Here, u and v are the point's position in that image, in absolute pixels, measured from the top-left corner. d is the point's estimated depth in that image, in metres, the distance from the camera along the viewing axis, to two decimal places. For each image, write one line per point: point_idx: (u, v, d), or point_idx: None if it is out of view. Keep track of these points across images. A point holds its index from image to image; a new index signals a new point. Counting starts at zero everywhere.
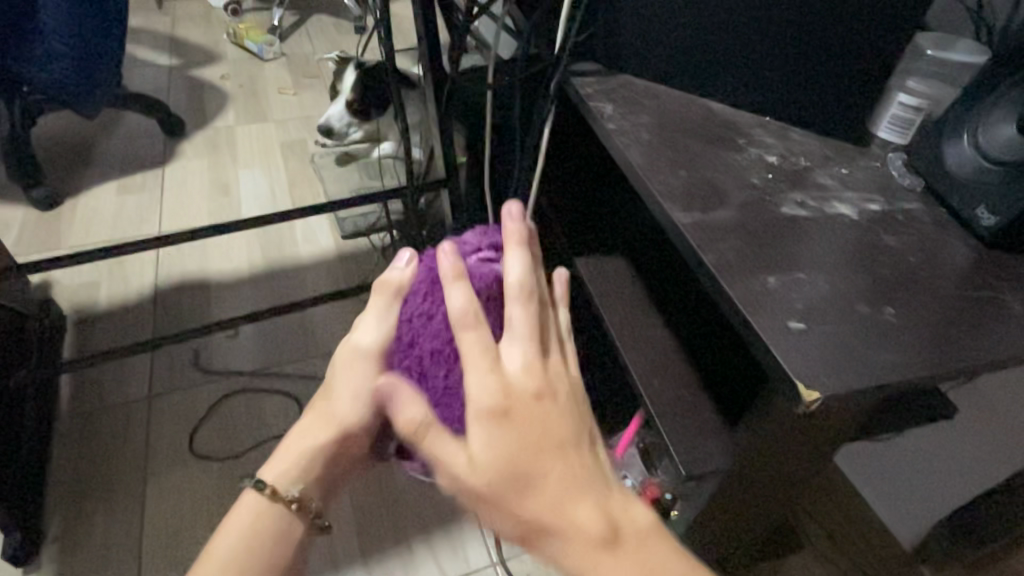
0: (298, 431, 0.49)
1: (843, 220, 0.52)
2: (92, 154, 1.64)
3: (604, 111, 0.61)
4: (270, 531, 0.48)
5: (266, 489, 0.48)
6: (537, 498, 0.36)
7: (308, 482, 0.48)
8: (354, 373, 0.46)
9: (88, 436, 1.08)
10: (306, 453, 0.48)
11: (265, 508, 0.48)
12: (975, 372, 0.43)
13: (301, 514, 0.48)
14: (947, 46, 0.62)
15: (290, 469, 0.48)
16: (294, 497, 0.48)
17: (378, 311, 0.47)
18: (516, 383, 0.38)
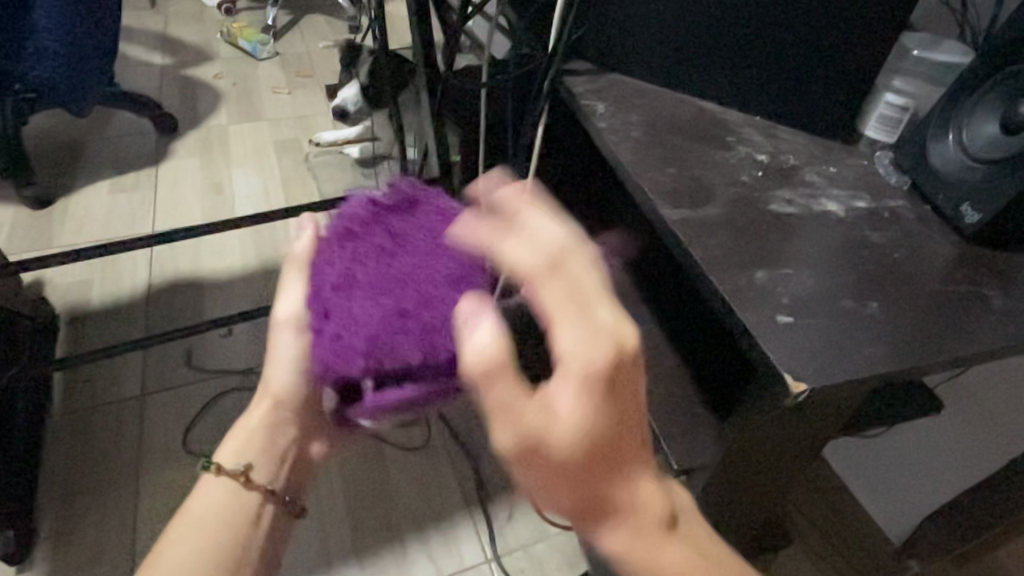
0: (242, 421, 0.55)
1: (830, 217, 0.53)
2: (84, 152, 1.63)
3: (595, 110, 0.62)
4: (226, 507, 0.50)
5: (212, 467, 0.51)
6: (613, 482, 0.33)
7: (254, 452, 0.53)
8: (280, 342, 0.53)
9: (80, 435, 1.08)
10: (252, 430, 0.54)
11: (217, 486, 0.51)
12: (958, 365, 0.43)
13: (251, 485, 0.52)
14: (933, 45, 0.63)
15: (239, 442, 0.53)
16: (241, 469, 0.52)
17: (298, 284, 0.50)
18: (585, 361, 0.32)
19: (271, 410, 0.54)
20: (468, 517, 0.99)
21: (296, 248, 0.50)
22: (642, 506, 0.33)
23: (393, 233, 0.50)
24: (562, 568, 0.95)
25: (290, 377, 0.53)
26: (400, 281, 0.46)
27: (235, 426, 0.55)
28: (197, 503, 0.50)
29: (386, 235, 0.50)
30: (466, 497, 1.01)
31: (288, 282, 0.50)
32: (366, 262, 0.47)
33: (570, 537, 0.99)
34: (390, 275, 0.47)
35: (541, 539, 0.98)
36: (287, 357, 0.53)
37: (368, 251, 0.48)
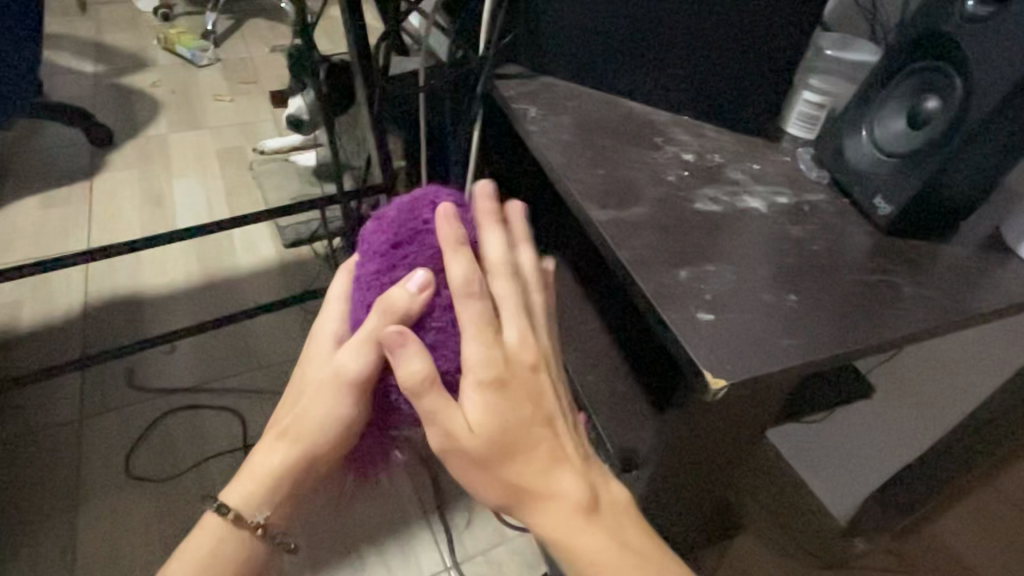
0: (262, 454, 0.49)
1: (752, 213, 0.54)
2: (11, 167, 1.55)
3: (526, 113, 0.62)
4: (234, 555, 0.49)
5: (228, 515, 0.48)
6: (522, 469, 0.40)
7: (277, 505, 0.49)
8: (329, 400, 0.44)
9: (14, 464, 1.02)
10: (271, 479, 0.48)
11: (226, 531, 0.49)
12: (872, 351, 0.45)
13: (262, 538, 0.50)
14: (846, 46, 0.66)
15: (251, 491, 0.48)
16: (260, 522, 0.49)
17: (369, 334, 0.42)
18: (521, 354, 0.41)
19: (291, 465, 0.47)
20: (426, 525, 0.98)
21: (391, 300, 0.42)
22: (552, 485, 0.40)
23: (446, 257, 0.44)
24: (522, 571, 0.95)
25: (329, 445, 0.46)
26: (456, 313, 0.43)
27: (253, 457, 0.49)
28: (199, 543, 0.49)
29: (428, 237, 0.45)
30: (423, 505, 1.00)
31: (354, 340, 0.43)
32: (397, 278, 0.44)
33: (530, 539, 0.99)
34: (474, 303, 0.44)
35: (500, 543, 0.98)
36: (328, 416, 0.45)
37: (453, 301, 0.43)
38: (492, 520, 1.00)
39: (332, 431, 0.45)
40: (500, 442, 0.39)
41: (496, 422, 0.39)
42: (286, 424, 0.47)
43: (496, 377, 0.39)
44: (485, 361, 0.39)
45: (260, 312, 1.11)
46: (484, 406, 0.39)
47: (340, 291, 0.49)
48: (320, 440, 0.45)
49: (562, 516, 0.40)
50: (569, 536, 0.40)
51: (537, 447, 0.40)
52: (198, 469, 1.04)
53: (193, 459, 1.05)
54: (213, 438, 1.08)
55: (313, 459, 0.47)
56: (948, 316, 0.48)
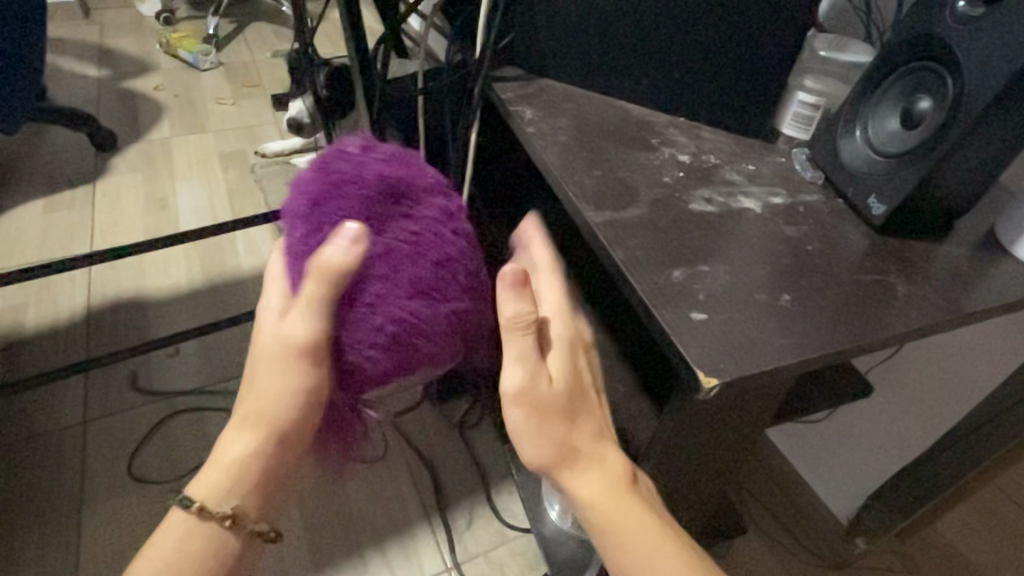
0: (225, 441, 0.48)
1: (748, 213, 0.55)
2: (16, 171, 1.56)
3: (523, 115, 0.63)
4: (205, 549, 0.47)
5: (194, 507, 0.47)
6: (577, 431, 0.44)
7: (245, 491, 0.48)
8: (284, 372, 0.45)
9: (19, 466, 1.03)
10: (236, 464, 0.48)
11: (193, 526, 0.47)
12: (865, 350, 0.45)
13: (235, 529, 0.48)
14: (841, 47, 0.66)
15: (215, 480, 0.47)
16: (227, 512, 0.48)
17: (313, 297, 0.44)
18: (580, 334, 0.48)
19: (260, 446, 0.47)
20: (427, 526, 0.99)
21: (326, 263, 0.43)
22: (604, 454, 0.44)
23: (379, 214, 0.47)
24: (523, 571, 0.95)
25: (293, 417, 0.46)
26: (401, 264, 0.46)
27: (218, 445, 0.49)
28: (165, 543, 0.47)
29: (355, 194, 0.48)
30: (425, 505, 1.01)
31: (300, 307, 0.44)
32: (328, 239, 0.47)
33: (531, 539, 0.99)
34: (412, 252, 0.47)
35: (501, 543, 0.98)
36: (288, 385, 0.45)
37: (386, 251, 0.46)
38: (493, 520, 1.01)
39: (290, 399, 0.46)
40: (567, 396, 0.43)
41: (566, 376, 0.44)
42: (244, 408, 0.48)
43: (543, 336, 0.44)
44: (524, 303, 0.42)
45: (261, 314, 1.12)
46: (558, 362, 0.44)
47: (278, 270, 0.48)
48: (279, 409, 0.46)
49: (609, 482, 0.43)
50: (612, 504, 0.43)
51: (590, 415, 0.45)
52: (201, 470, 1.05)
53: (196, 460, 1.06)
54: (216, 439, 1.09)
55: (278, 429, 0.47)
56: (942, 315, 0.48)
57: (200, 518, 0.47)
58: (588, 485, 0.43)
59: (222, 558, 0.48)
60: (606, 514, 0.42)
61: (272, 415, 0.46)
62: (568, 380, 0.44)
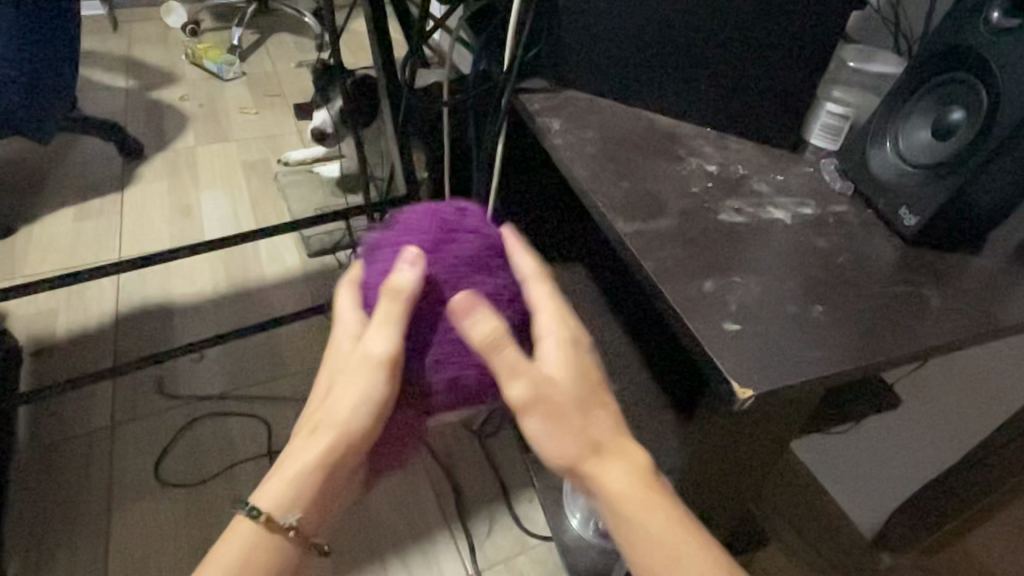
0: (294, 447, 0.46)
1: (777, 224, 0.55)
2: (47, 180, 1.60)
3: (551, 126, 0.63)
4: (269, 559, 0.46)
5: (261, 517, 0.45)
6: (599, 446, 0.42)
7: (307, 503, 0.46)
8: (362, 387, 0.44)
9: (50, 469, 1.05)
10: (296, 479, 0.46)
11: (259, 535, 0.46)
12: (900, 363, 0.45)
13: (298, 540, 0.47)
14: (871, 56, 0.66)
15: (284, 492, 0.46)
16: (291, 523, 0.46)
17: (389, 317, 0.44)
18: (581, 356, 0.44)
19: (323, 461, 0.45)
20: (448, 533, 0.99)
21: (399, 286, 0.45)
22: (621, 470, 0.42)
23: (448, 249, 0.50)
24: None
25: (367, 434, 0.46)
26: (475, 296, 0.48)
27: (286, 451, 0.47)
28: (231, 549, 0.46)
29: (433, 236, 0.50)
30: (446, 512, 1.01)
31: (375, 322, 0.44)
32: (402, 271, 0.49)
33: (552, 548, 0.99)
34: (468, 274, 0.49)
35: (522, 552, 0.98)
36: (360, 391, 0.44)
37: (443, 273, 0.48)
38: (514, 528, 1.01)
39: (365, 420, 0.45)
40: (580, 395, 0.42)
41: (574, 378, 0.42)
42: (313, 417, 0.46)
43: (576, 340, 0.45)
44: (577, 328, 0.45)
45: (285, 321, 1.14)
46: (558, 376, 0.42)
47: (351, 303, 0.49)
48: (353, 429, 0.45)
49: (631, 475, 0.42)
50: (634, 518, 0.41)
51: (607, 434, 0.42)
52: (226, 475, 1.06)
53: (221, 464, 1.08)
54: (240, 444, 1.11)
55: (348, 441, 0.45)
56: (976, 328, 0.48)
57: (264, 527, 0.46)
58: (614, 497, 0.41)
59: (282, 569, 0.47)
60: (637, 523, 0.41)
61: (345, 431, 0.45)
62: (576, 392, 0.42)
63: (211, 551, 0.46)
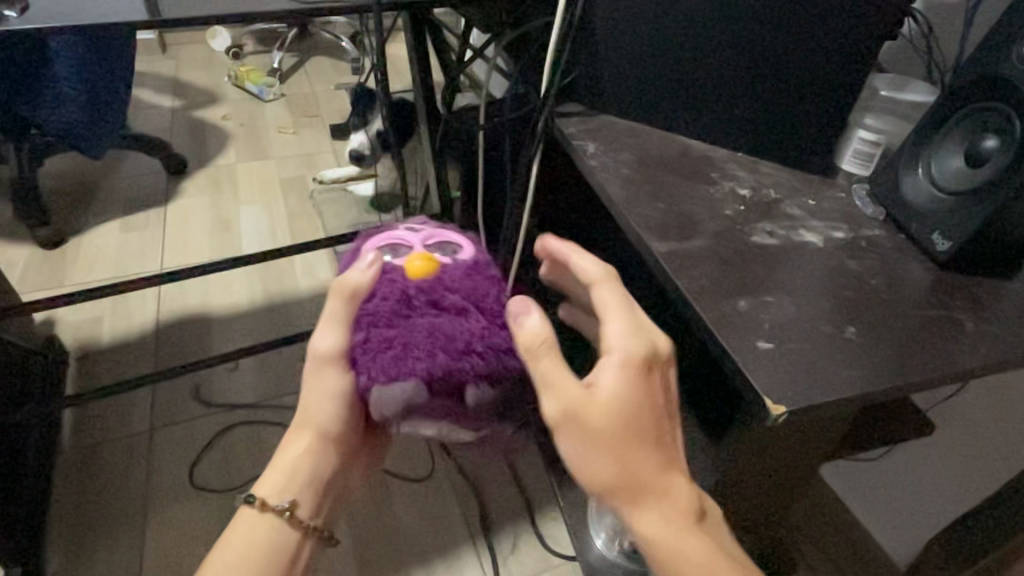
0: (280, 448, 0.56)
1: (810, 247, 0.56)
2: (97, 194, 1.68)
3: (586, 149, 0.66)
4: (268, 535, 0.54)
5: (257, 502, 0.54)
6: (644, 465, 0.44)
7: (299, 488, 0.55)
8: (323, 380, 0.50)
9: (91, 470, 1.09)
10: (291, 467, 0.55)
11: (259, 517, 0.54)
12: (934, 384, 0.46)
13: (294, 521, 0.55)
14: (902, 87, 0.67)
15: (280, 478, 0.54)
16: (285, 506, 0.54)
17: (332, 314, 0.48)
18: (633, 349, 0.44)
19: (313, 447, 0.54)
20: (472, 548, 1.00)
21: (347, 279, 0.48)
22: (671, 488, 0.45)
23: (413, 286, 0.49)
24: None
25: (340, 422, 0.53)
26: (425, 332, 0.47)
27: (275, 453, 0.56)
28: (237, 531, 0.54)
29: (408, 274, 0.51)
30: (470, 527, 1.02)
31: (323, 318, 0.49)
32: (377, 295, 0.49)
33: (575, 567, 0.99)
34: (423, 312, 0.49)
35: (545, 570, 0.98)
36: (330, 390, 0.50)
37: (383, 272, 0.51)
38: (537, 545, 1.01)
39: (331, 415, 0.52)
40: (641, 434, 0.43)
41: (626, 406, 0.43)
42: (300, 416, 0.54)
43: (643, 356, 0.44)
44: (635, 338, 0.44)
45: (317, 333, 1.17)
46: (621, 382, 0.43)
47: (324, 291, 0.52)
48: (323, 420, 0.53)
49: (667, 508, 0.45)
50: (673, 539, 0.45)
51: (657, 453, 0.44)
52: (257, 481, 1.09)
53: (252, 471, 1.10)
54: (272, 452, 1.13)
55: (325, 437, 0.54)
56: (1011, 352, 0.48)
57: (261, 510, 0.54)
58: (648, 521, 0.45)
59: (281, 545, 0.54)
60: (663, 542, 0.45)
61: (316, 421, 0.53)
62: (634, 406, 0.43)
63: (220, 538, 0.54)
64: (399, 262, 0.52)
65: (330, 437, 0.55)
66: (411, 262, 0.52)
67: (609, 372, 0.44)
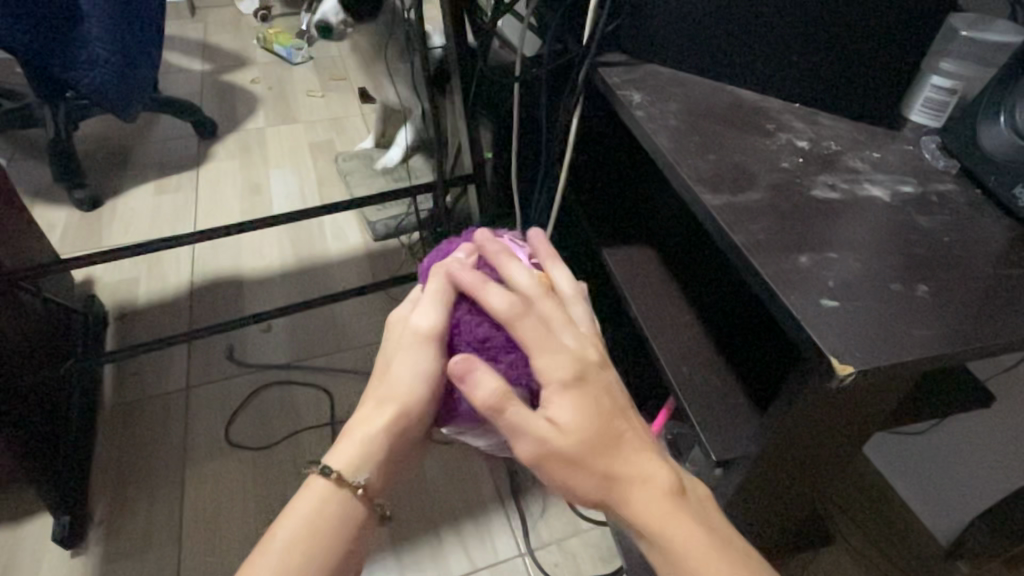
0: (358, 419, 0.48)
1: (875, 201, 0.52)
2: (131, 157, 1.69)
3: (632, 99, 0.62)
4: (339, 515, 0.46)
5: (334, 476, 0.46)
6: (616, 459, 0.41)
7: (378, 466, 0.47)
8: (416, 355, 0.47)
9: (131, 425, 1.12)
10: (370, 441, 0.47)
11: (331, 494, 0.47)
12: (1013, 347, 0.42)
13: (365, 500, 0.47)
14: (986, 26, 0.60)
15: (359, 453, 0.47)
16: (362, 483, 0.47)
17: (436, 294, 0.48)
18: (586, 353, 0.44)
19: (395, 423, 0.47)
20: (502, 511, 1.00)
21: (449, 264, 0.48)
22: (643, 473, 0.41)
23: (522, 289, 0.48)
24: (599, 564, 0.94)
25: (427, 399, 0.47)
26: None
27: (351, 423, 0.49)
28: (306, 504, 0.46)
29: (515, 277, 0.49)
30: (501, 491, 1.02)
31: (428, 297, 0.48)
32: (475, 290, 0.48)
33: (605, 532, 0.98)
34: None
35: (575, 534, 0.98)
36: (415, 368, 0.47)
37: (500, 273, 0.49)
38: (568, 510, 1.00)
39: (425, 387, 0.47)
40: (603, 426, 0.41)
41: (582, 424, 0.41)
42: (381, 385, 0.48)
43: (577, 375, 0.42)
44: (564, 362, 0.42)
45: (349, 295, 1.16)
46: (573, 407, 0.41)
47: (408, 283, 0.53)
48: (411, 394, 0.47)
49: (656, 500, 0.40)
50: (661, 524, 0.40)
51: (625, 433, 0.42)
52: (290, 440, 1.10)
53: (286, 430, 1.12)
54: (305, 411, 1.15)
55: (406, 419, 0.47)
56: None
57: (336, 486, 0.47)
58: (640, 507, 0.40)
59: (349, 531, 0.47)
60: (657, 530, 0.40)
61: (400, 394, 0.47)
62: (593, 418, 0.41)
63: (283, 509, 0.46)
64: (519, 270, 0.50)
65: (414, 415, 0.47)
66: (524, 273, 0.50)
67: (542, 352, 0.42)
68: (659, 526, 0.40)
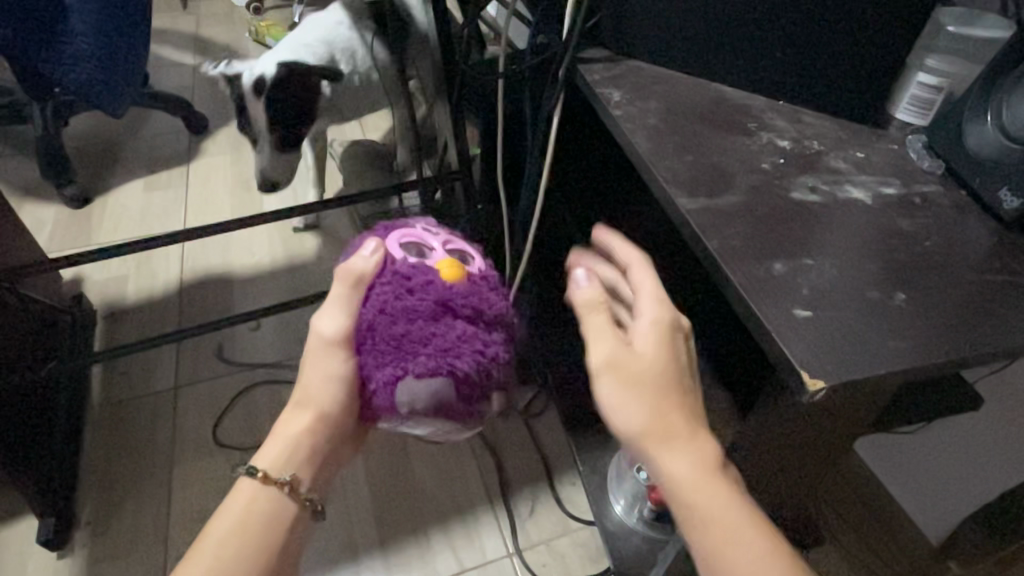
0: (282, 422, 0.49)
1: (857, 204, 0.51)
2: (121, 153, 1.68)
3: (611, 97, 0.61)
4: (269, 512, 0.47)
5: (259, 475, 0.47)
6: (681, 419, 0.43)
7: (303, 461, 0.49)
8: (325, 358, 0.47)
9: (119, 425, 1.11)
10: (295, 440, 0.48)
11: (257, 493, 0.47)
12: (992, 358, 0.41)
13: (295, 496, 0.48)
14: (970, 22, 0.58)
15: (284, 451, 0.48)
16: (287, 480, 0.47)
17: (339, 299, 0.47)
18: (675, 323, 0.46)
19: (316, 422, 0.48)
20: (490, 511, 0.99)
21: (351, 267, 0.47)
22: (698, 438, 0.43)
23: (431, 282, 0.46)
24: (586, 563, 0.94)
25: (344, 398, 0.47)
26: (445, 331, 0.45)
27: (277, 426, 0.50)
28: (234, 506, 0.47)
29: (423, 270, 0.47)
30: (489, 490, 1.01)
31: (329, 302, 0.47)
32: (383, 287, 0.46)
33: (593, 531, 0.98)
34: (444, 313, 0.46)
35: (564, 533, 0.97)
36: (327, 370, 0.47)
37: (409, 269, 0.47)
38: (557, 510, 1.00)
39: (339, 389, 0.47)
40: (673, 386, 0.43)
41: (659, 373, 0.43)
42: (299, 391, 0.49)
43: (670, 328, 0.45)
44: (659, 324, 0.45)
45: None
46: (657, 353, 0.44)
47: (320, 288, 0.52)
48: (328, 397, 0.47)
49: (700, 469, 0.42)
50: (697, 488, 0.41)
51: (681, 407, 0.43)
52: None
53: (273, 430, 1.11)
54: None
55: (327, 416, 0.48)
56: None
57: (262, 485, 0.47)
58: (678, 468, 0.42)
59: (283, 528, 0.47)
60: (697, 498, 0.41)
61: (317, 398, 0.47)
62: (668, 371, 0.43)
63: (217, 508, 0.47)
64: (431, 263, 0.49)
65: (333, 415, 0.48)
66: (440, 263, 0.49)
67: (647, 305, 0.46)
68: (696, 488, 0.41)
